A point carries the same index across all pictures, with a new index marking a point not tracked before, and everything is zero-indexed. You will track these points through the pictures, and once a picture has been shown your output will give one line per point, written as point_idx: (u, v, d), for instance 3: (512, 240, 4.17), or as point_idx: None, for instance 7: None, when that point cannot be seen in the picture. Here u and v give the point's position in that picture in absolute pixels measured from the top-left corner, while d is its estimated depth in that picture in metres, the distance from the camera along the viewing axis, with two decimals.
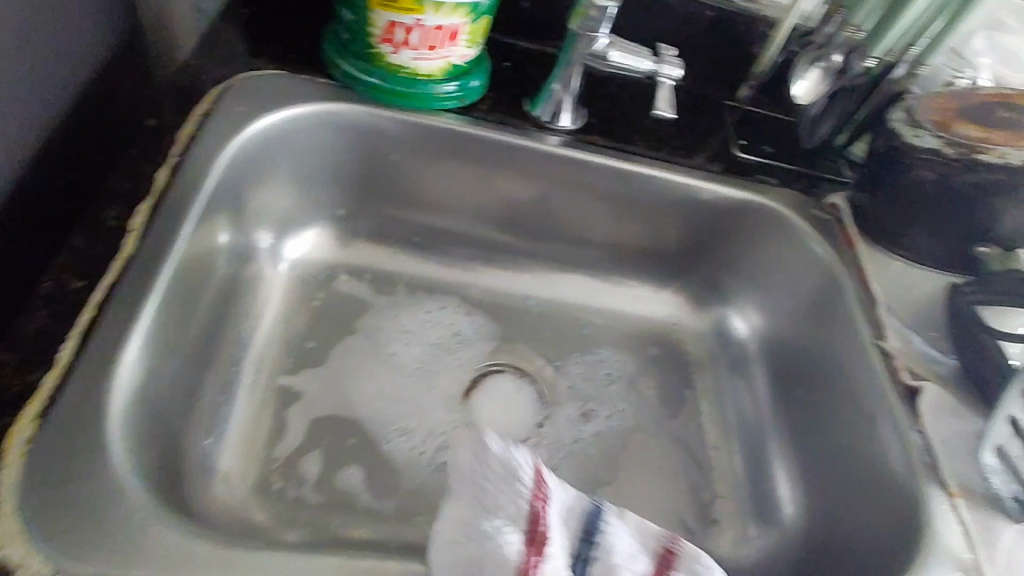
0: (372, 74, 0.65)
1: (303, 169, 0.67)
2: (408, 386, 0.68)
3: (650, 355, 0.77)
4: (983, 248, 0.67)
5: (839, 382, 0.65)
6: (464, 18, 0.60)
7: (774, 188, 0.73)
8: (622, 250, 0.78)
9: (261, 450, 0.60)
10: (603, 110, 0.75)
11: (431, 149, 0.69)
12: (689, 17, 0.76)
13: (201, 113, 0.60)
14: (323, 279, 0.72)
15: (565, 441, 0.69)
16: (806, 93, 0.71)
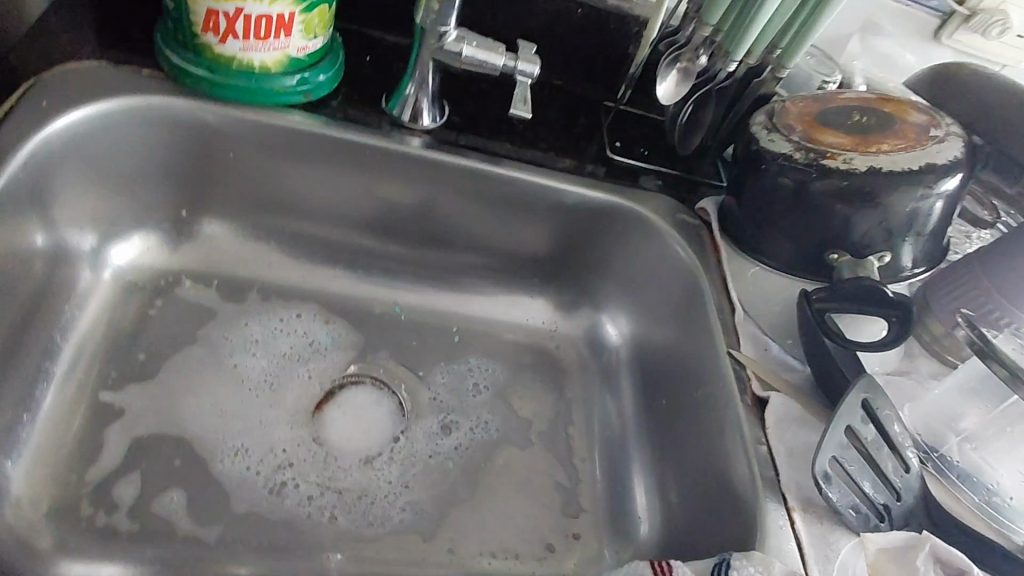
0: (200, 66, 0.60)
1: (133, 167, 0.63)
2: (250, 400, 0.63)
3: (523, 364, 0.74)
4: (834, 254, 0.64)
5: (698, 391, 0.63)
6: (293, 7, 0.57)
7: (642, 192, 0.71)
8: (495, 255, 0.75)
9: (70, 474, 0.55)
10: (470, 109, 0.72)
11: (278, 147, 0.65)
12: (558, 14, 0.73)
13: (2, 108, 0.55)
14: (163, 286, 0.67)
15: (422, 456, 0.65)
16: (669, 94, 0.70)
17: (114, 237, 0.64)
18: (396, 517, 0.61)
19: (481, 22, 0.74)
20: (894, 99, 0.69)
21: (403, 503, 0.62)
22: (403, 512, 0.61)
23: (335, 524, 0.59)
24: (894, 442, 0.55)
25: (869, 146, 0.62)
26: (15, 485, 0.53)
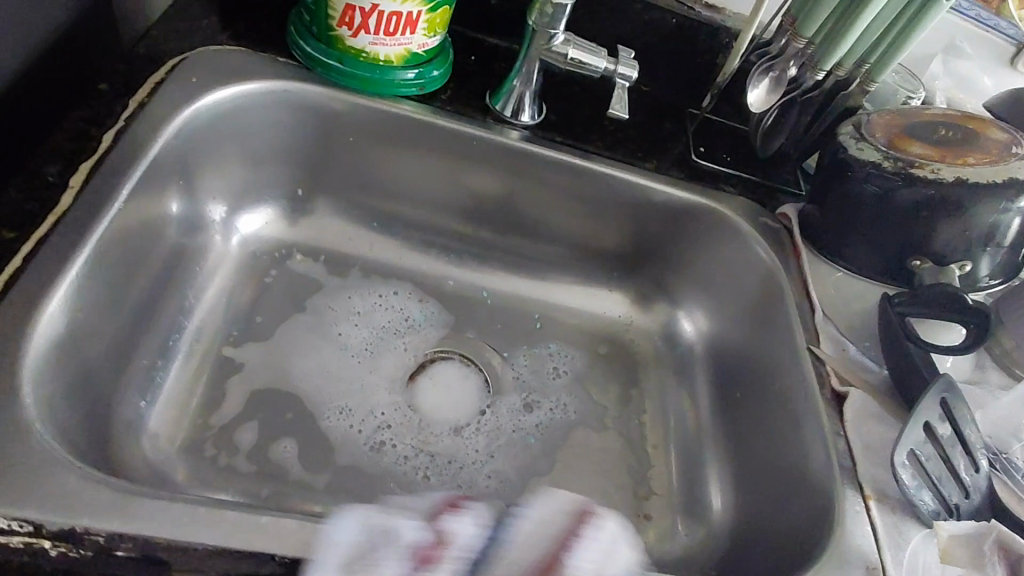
0: (331, 56, 0.66)
1: (262, 146, 0.68)
2: (352, 365, 0.68)
3: (600, 353, 0.78)
4: (916, 261, 0.66)
5: (774, 386, 0.66)
6: (421, 6, 0.62)
7: (725, 195, 0.75)
8: (579, 248, 0.79)
9: (197, 418, 0.61)
10: (564, 109, 0.76)
11: (392, 135, 0.70)
12: (653, 22, 0.77)
13: (152, 82, 0.60)
14: (276, 257, 0.72)
15: (506, 430, 0.69)
16: (759, 102, 0.73)
17: (240, 208, 0.70)
18: (482, 483, 0.65)
19: (579, 28, 0.78)
20: (974, 117, 0.71)
21: (489, 471, 0.66)
22: (489, 479, 0.66)
23: (427, 484, 0.63)
24: (968, 444, 0.56)
25: (954, 159, 0.64)
26: (151, 423, 0.59)
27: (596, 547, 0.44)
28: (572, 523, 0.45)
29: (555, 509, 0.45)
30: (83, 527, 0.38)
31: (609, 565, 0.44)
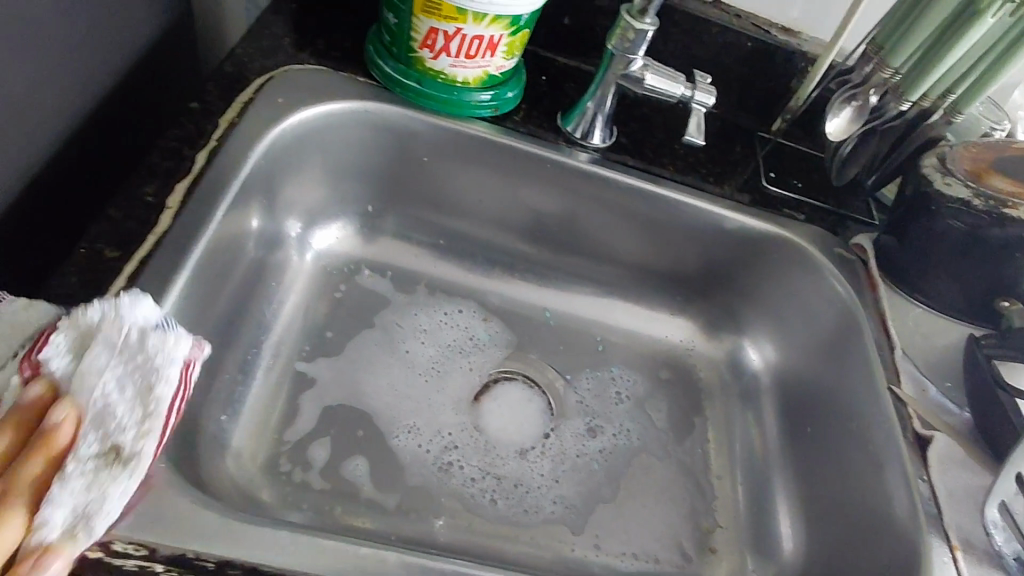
0: (409, 77, 0.66)
1: (338, 164, 0.69)
2: (420, 384, 0.69)
3: (661, 378, 0.77)
4: (1005, 302, 0.66)
5: (852, 423, 0.65)
6: (503, 30, 0.61)
7: (799, 223, 0.73)
8: (644, 271, 0.78)
9: (274, 433, 0.61)
10: (634, 130, 0.76)
11: (465, 155, 0.70)
12: (729, 47, 0.76)
13: (242, 101, 0.61)
14: (346, 272, 0.73)
15: (570, 455, 0.69)
16: (838, 131, 0.71)
17: (315, 224, 0.71)
18: (548, 508, 0.65)
19: (652, 50, 0.77)
20: None
21: (554, 496, 0.66)
22: (554, 504, 0.65)
23: (494, 507, 0.63)
24: None
25: None
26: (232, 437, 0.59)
27: (76, 327, 0.41)
28: (126, 311, 0.42)
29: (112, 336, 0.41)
30: (192, 550, 0.37)
31: (154, 337, 0.42)
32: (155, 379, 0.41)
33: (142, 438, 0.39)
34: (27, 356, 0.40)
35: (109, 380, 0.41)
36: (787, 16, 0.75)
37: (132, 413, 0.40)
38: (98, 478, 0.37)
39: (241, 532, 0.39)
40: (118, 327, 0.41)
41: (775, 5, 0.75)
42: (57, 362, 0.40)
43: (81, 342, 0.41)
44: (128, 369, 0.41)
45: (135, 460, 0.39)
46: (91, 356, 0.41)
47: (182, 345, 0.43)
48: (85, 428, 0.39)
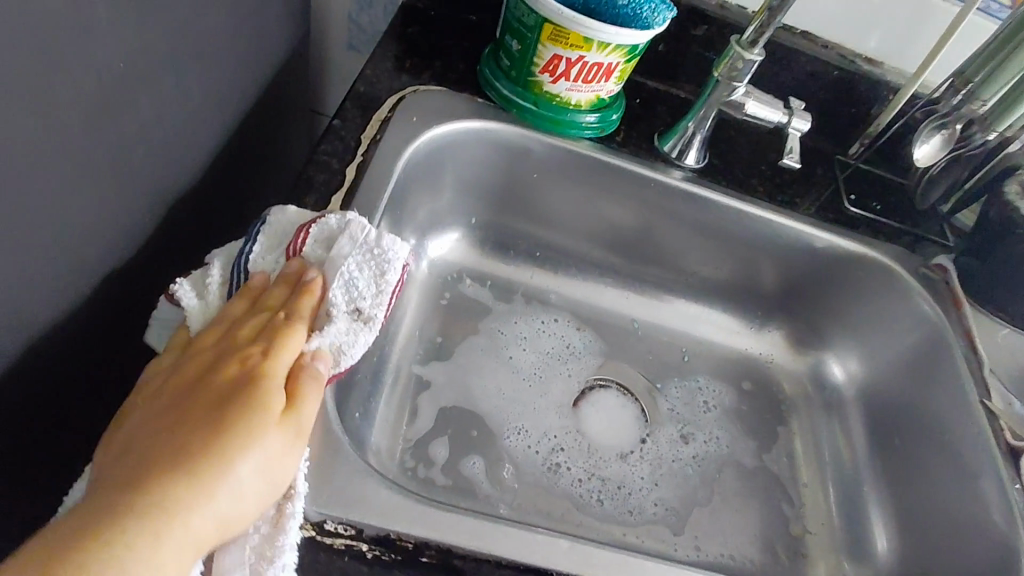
0: (525, 99, 0.70)
1: (454, 179, 0.73)
2: (525, 388, 0.72)
3: (745, 389, 0.80)
4: None
5: (943, 436, 0.68)
6: (621, 57, 0.65)
7: (884, 244, 0.77)
8: (730, 286, 0.82)
9: (398, 432, 0.65)
10: (724, 152, 0.80)
11: (571, 172, 0.74)
12: (814, 75, 0.80)
13: (378, 119, 0.65)
14: (452, 281, 0.77)
15: (666, 460, 0.72)
16: (924, 157, 0.76)
17: (428, 236, 0.75)
18: (650, 510, 0.68)
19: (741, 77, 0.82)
20: None
21: (655, 498, 0.69)
22: (655, 506, 0.69)
23: (601, 507, 0.67)
24: None
25: None
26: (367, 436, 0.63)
27: (328, 228, 0.50)
28: (354, 219, 0.50)
29: (338, 223, 0.50)
30: (396, 533, 0.42)
31: (380, 243, 0.49)
32: (385, 270, 0.49)
33: (376, 306, 0.49)
34: (292, 242, 0.50)
35: (351, 265, 0.49)
36: (869, 48, 0.79)
37: (369, 289, 0.49)
38: (349, 332, 0.48)
39: (438, 519, 0.43)
40: (353, 229, 0.50)
41: (859, 38, 0.79)
42: (314, 249, 0.50)
43: (327, 236, 0.50)
44: (365, 258, 0.49)
45: (372, 322, 0.49)
46: (338, 241, 0.49)
47: (400, 248, 0.50)
48: (333, 293, 0.49)
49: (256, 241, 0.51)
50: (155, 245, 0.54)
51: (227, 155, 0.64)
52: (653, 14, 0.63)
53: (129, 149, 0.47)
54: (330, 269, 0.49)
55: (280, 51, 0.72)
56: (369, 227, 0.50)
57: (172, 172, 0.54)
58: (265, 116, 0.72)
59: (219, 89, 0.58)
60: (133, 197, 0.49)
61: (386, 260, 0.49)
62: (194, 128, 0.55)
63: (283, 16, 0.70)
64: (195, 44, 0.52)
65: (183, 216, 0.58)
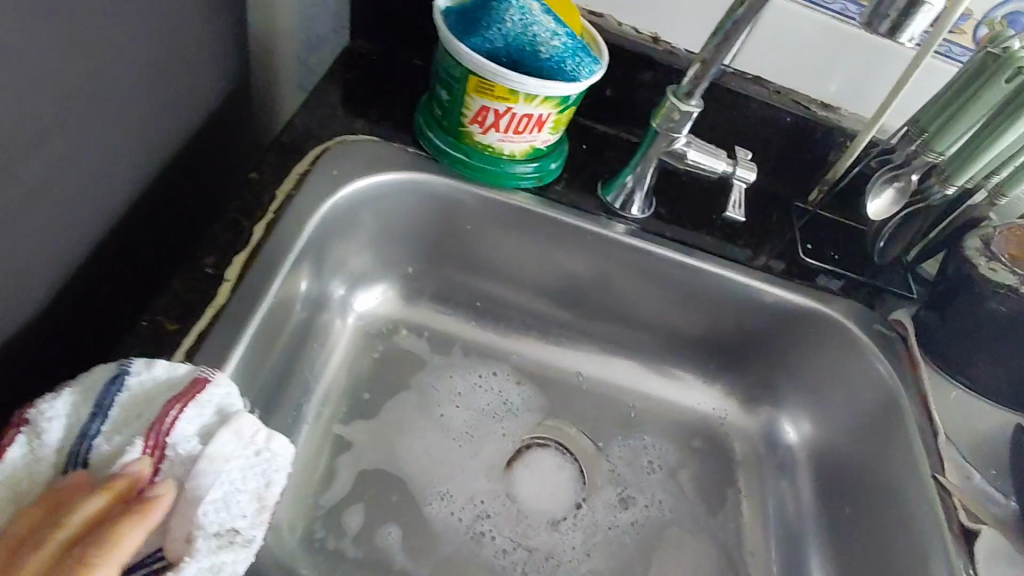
0: (457, 149, 0.68)
1: (385, 230, 0.71)
2: (454, 449, 0.69)
3: (694, 448, 0.76)
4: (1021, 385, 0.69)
5: (899, 512, 0.64)
6: (551, 109, 0.62)
7: (840, 299, 0.73)
8: (680, 339, 0.78)
9: (311, 498, 0.63)
10: (672, 200, 0.76)
11: (507, 222, 0.71)
12: (769, 121, 0.77)
13: (297, 173, 0.63)
14: (386, 332, 0.74)
15: (602, 527, 0.68)
16: (879, 211, 0.72)
17: (359, 288, 0.73)
18: None
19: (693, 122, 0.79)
20: None
21: (584, 570, 0.65)
22: None
23: None
24: None
25: None
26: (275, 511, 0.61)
27: (208, 413, 0.45)
28: (246, 414, 0.46)
29: (221, 406, 0.45)
30: None
31: (271, 444, 0.46)
32: (271, 478, 0.46)
33: (254, 526, 0.44)
34: (156, 427, 0.43)
35: (233, 470, 0.44)
36: (826, 93, 0.76)
37: (248, 503, 0.44)
38: (217, 565, 0.42)
39: None
40: (242, 427, 0.45)
41: (815, 83, 0.75)
42: (182, 446, 0.43)
43: (208, 432, 0.44)
44: (248, 461, 0.45)
45: (248, 545, 0.43)
46: (221, 438, 0.44)
47: (289, 449, 0.47)
48: (205, 509, 0.42)
49: (106, 416, 0.43)
50: (67, 310, 0.52)
51: (162, 212, 0.63)
52: (580, 66, 0.61)
53: (19, 224, 0.45)
54: (207, 475, 0.43)
55: (217, 99, 0.70)
56: (259, 424, 0.46)
57: (85, 240, 0.52)
58: (206, 166, 0.70)
59: (138, 149, 0.57)
60: (30, 273, 0.47)
61: (272, 465, 0.46)
62: (105, 192, 0.53)
63: (217, 64, 0.68)
64: (100, 110, 0.50)
65: (103, 281, 0.56)
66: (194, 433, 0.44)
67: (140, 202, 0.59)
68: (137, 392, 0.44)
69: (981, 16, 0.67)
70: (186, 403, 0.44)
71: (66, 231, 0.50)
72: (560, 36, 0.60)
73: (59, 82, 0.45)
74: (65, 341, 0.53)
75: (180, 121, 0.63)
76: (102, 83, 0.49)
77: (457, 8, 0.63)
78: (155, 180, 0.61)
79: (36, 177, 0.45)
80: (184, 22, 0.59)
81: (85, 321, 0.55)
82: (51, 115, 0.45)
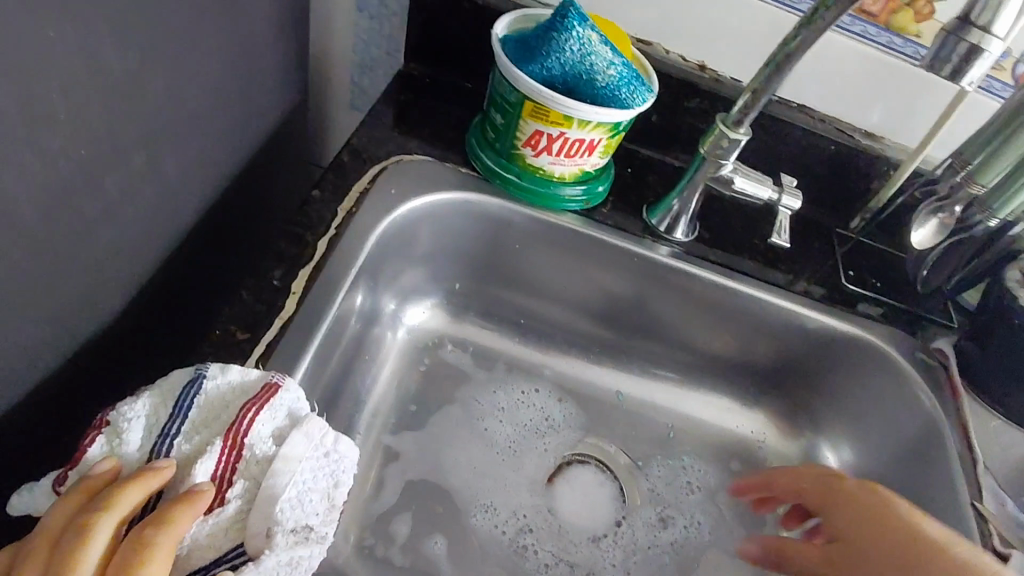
0: (509, 170, 0.70)
1: (436, 247, 0.73)
2: (497, 463, 0.71)
3: (732, 470, 0.77)
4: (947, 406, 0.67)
5: None
6: (603, 134, 0.64)
7: (882, 325, 0.73)
8: (720, 362, 0.79)
9: (361, 506, 0.65)
10: (716, 225, 0.78)
11: (554, 242, 0.73)
12: (812, 149, 0.78)
13: (357, 191, 0.66)
14: (432, 346, 0.76)
15: (642, 546, 0.69)
16: (924, 240, 0.74)
17: (409, 303, 0.75)
18: None
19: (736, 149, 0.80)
20: None
21: None
22: None
23: None
24: None
25: None
26: None
27: (281, 416, 0.46)
28: (315, 417, 0.47)
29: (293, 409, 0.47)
30: None
31: (338, 445, 0.48)
32: (338, 478, 0.48)
33: (325, 523, 0.46)
34: (234, 428, 0.45)
35: (305, 470, 0.45)
36: (870, 122, 0.77)
37: (319, 501, 0.46)
38: (295, 559, 0.43)
39: None
40: (312, 428, 0.47)
41: (859, 113, 0.76)
42: (259, 448, 0.45)
43: (280, 435, 0.46)
44: (318, 462, 0.47)
45: (320, 543, 0.45)
46: (293, 439, 0.46)
47: (354, 451, 0.49)
48: (281, 507, 0.43)
49: (185, 417, 0.45)
50: (141, 318, 0.55)
51: (226, 225, 0.66)
52: (633, 94, 0.63)
53: (103, 235, 0.48)
54: (281, 475, 0.44)
55: (278, 118, 0.73)
56: (328, 426, 0.48)
57: (159, 251, 0.55)
58: (267, 183, 0.73)
59: (208, 164, 0.60)
60: (112, 281, 0.50)
61: (339, 465, 0.48)
62: (177, 206, 0.56)
63: (280, 85, 0.71)
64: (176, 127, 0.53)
65: (172, 291, 0.59)
66: (269, 435, 0.46)
67: (206, 215, 0.61)
68: (217, 395, 0.46)
69: (1020, 53, 0.68)
70: (259, 407, 0.46)
71: (142, 242, 0.53)
72: (615, 65, 0.62)
73: (144, 104, 0.48)
74: (141, 346, 0.56)
75: (247, 138, 0.66)
76: (175, 102, 0.52)
77: (515, 37, 0.65)
78: (223, 195, 0.64)
79: (119, 191, 0.48)
80: (253, 45, 0.63)
81: (157, 328, 0.58)
82: (132, 133, 0.48)
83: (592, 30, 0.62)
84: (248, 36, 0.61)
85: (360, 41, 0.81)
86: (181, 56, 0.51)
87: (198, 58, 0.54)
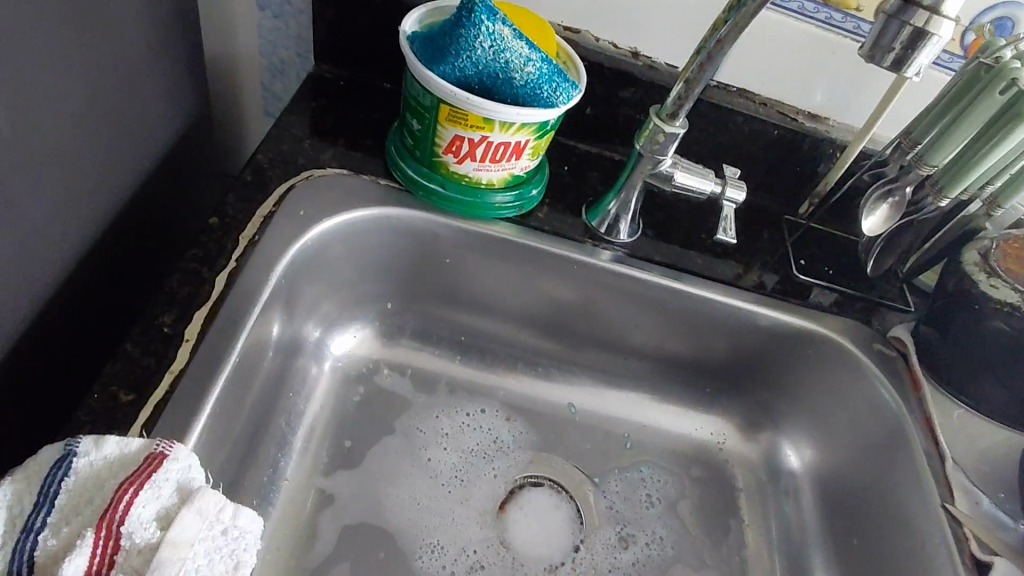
0: (432, 179, 0.64)
1: (359, 267, 0.67)
2: (442, 496, 0.65)
3: (693, 477, 0.73)
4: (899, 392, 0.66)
5: (909, 543, 0.62)
6: (529, 135, 0.59)
7: (837, 316, 0.70)
8: (675, 365, 0.75)
9: (292, 559, 0.59)
10: (660, 221, 0.73)
11: (489, 254, 0.67)
12: (755, 135, 0.74)
13: (261, 216, 0.59)
14: (366, 372, 0.71)
15: (602, 570, 0.65)
16: (874, 227, 0.70)
17: (336, 329, 0.70)
18: None
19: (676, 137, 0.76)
20: None
21: None
22: None
23: None
24: None
25: None
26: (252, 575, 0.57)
27: (167, 492, 0.41)
28: (203, 491, 0.42)
29: (179, 480, 0.42)
30: None
31: (237, 520, 0.43)
32: (240, 558, 0.42)
33: None
34: (108, 515, 0.38)
35: (198, 555, 0.40)
36: (814, 102, 0.73)
37: None
38: None
39: None
40: (204, 503, 0.42)
41: (802, 94, 0.72)
42: (140, 536, 0.39)
43: (167, 517, 0.41)
44: (214, 542, 0.41)
45: None
46: (183, 518, 0.40)
47: (256, 523, 0.44)
48: None
49: (51, 506, 0.38)
50: (12, 386, 0.48)
51: (113, 264, 0.59)
52: (557, 91, 0.57)
53: None
54: (170, 563, 0.39)
55: (171, 136, 0.65)
56: (223, 499, 0.42)
57: (29, 308, 0.48)
58: (162, 207, 0.66)
59: (84, 200, 0.52)
60: None
61: (241, 540, 0.43)
62: (48, 253, 0.49)
63: (169, 99, 0.63)
64: (34, 163, 0.46)
65: (48, 348, 0.52)
66: (154, 517, 0.40)
67: (87, 258, 0.55)
68: (92, 476, 0.40)
69: (969, 21, 0.64)
70: (137, 483, 0.40)
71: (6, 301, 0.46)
72: (534, 61, 0.57)
73: None
74: (12, 417, 0.49)
75: (130, 165, 0.59)
76: (33, 134, 0.45)
77: (423, 33, 0.59)
78: (106, 232, 0.57)
79: None
80: (128, 58, 0.55)
81: (34, 392, 0.51)
82: None
83: (505, 24, 0.56)
84: (118, 49, 0.53)
85: (264, 42, 0.73)
86: (32, 80, 0.44)
87: (53, 80, 0.46)
